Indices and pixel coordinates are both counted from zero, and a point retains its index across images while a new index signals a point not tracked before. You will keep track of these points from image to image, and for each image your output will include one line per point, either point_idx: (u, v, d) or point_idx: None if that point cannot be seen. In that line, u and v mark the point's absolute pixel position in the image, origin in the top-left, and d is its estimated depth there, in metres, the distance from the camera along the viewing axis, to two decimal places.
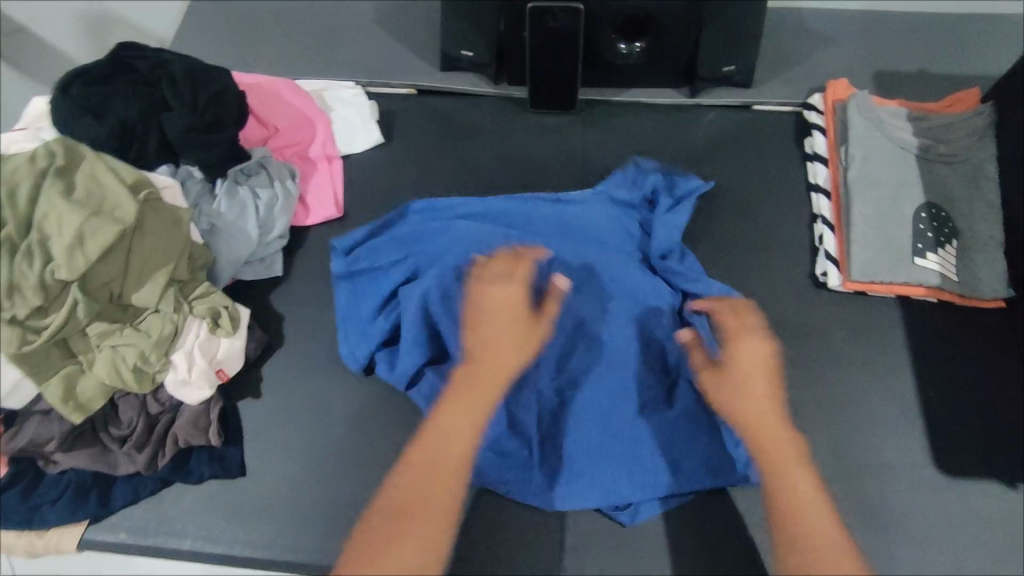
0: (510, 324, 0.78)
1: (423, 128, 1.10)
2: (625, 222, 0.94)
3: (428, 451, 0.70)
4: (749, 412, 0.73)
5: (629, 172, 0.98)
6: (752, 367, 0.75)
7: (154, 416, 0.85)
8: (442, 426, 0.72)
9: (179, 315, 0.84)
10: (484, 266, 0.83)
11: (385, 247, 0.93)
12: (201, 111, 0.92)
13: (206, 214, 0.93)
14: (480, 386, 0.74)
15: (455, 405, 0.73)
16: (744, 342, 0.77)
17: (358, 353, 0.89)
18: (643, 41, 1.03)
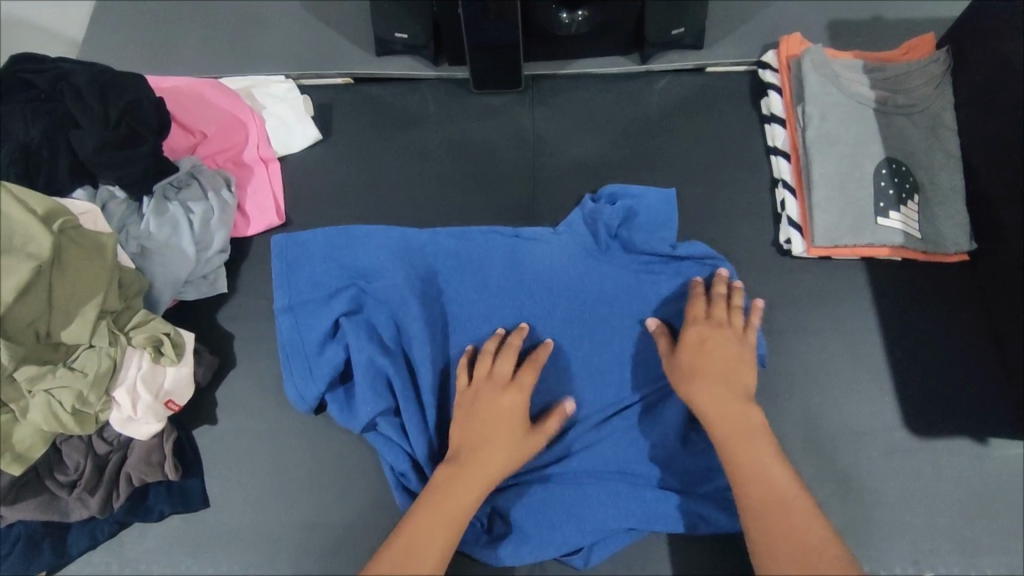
0: (514, 433, 0.75)
1: (362, 121, 1.04)
2: (590, 269, 0.88)
3: (405, 554, 0.66)
4: (711, 394, 0.72)
5: (587, 208, 0.90)
6: (712, 352, 0.75)
7: (103, 456, 0.81)
8: (424, 534, 0.68)
9: (117, 349, 0.79)
10: (487, 358, 0.80)
11: (331, 280, 0.86)
12: (114, 123, 0.85)
13: (134, 236, 0.87)
14: (466, 486, 0.72)
15: (443, 513, 0.70)
16: (699, 330, 0.77)
17: (307, 395, 0.83)
18: (586, 9, 0.97)
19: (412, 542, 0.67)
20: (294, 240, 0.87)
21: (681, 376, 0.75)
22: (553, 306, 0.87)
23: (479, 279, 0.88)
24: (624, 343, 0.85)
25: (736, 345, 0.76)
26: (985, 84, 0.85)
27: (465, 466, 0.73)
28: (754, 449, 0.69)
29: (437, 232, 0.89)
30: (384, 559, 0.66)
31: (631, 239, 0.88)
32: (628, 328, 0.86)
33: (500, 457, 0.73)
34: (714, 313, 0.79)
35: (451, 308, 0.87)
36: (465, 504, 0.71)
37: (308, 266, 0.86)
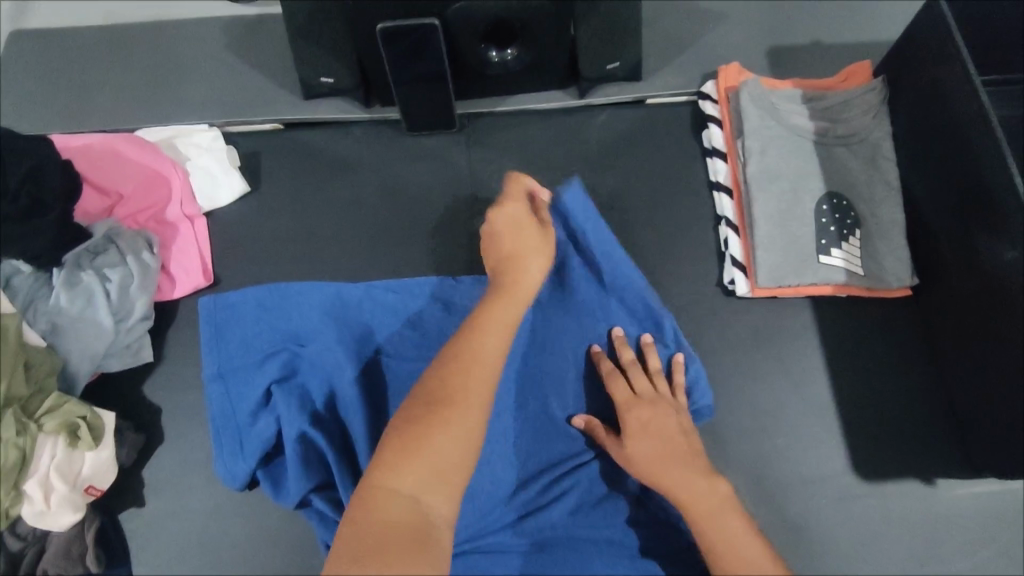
0: (533, 237, 0.75)
1: (293, 169, 1.00)
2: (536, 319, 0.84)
3: (471, 349, 0.64)
4: (664, 475, 0.68)
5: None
6: (654, 431, 0.72)
7: (16, 552, 0.76)
8: (483, 331, 0.65)
9: (25, 439, 0.74)
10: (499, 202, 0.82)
11: (260, 344, 0.81)
12: (14, 194, 0.79)
13: (44, 312, 0.83)
14: (510, 287, 0.71)
15: (496, 312, 0.68)
16: (635, 411, 0.74)
17: (237, 471, 0.79)
18: (515, 47, 0.93)
19: (473, 334, 0.65)
20: (221, 302, 0.82)
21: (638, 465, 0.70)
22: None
23: (414, 334, 0.85)
24: (567, 395, 0.83)
25: (670, 416, 0.74)
26: (923, 115, 0.84)
27: (507, 275, 0.72)
28: (730, 516, 0.63)
29: (370, 288, 0.85)
30: (450, 356, 0.63)
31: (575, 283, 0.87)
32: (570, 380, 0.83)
33: (529, 262, 0.73)
34: (639, 388, 0.77)
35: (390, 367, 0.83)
36: (511, 301, 0.69)
37: (236, 331, 0.82)
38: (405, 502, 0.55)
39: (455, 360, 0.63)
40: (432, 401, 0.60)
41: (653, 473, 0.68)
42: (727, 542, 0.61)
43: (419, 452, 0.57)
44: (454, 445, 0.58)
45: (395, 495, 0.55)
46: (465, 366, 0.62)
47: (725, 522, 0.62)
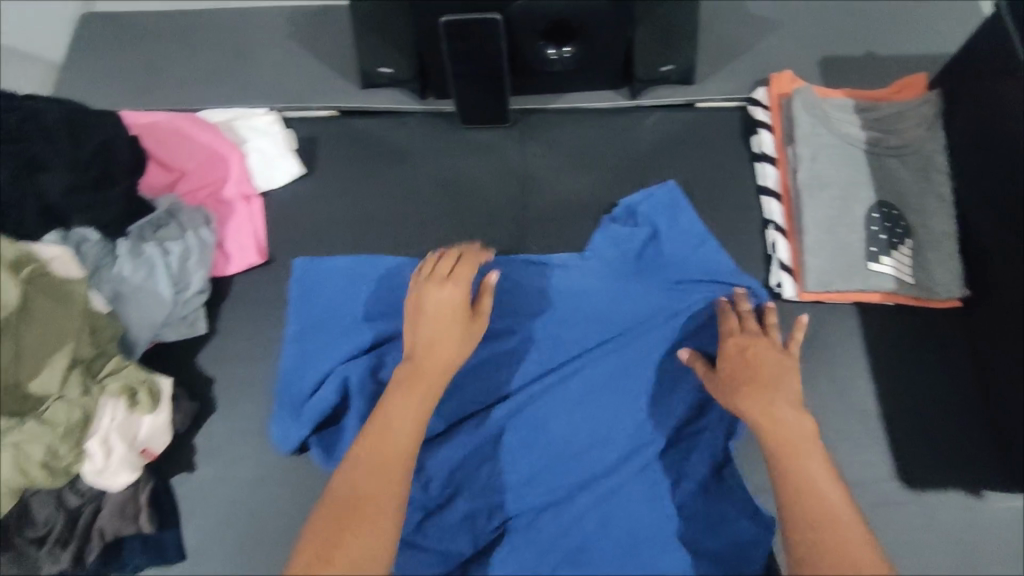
0: (459, 323, 0.75)
1: (348, 156, 1.03)
2: (620, 287, 0.88)
3: (380, 453, 0.67)
4: (755, 409, 0.71)
5: (609, 230, 0.90)
6: (755, 360, 0.75)
7: (74, 509, 0.79)
8: (395, 428, 0.69)
9: (88, 398, 0.78)
10: (428, 266, 0.80)
11: (353, 310, 0.88)
12: (86, 165, 0.83)
13: (108, 280, 0.85)
14: (424, 374, 0.72)
15: (403, 410, 0.70)
16: (737, 340, 0.78)
17: (292, 435, 0.82)
18: (572, 45, 0.95)
19: (382, 437, 0.68)
20: (316, 266, 0.90)
21: (732, 395, 0.74)
22: (570, 334, 0.86)
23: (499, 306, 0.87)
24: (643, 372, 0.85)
25: (774, 352, 0.76)
26: (981, 129, 0.84)
27: (418, 363, 0.73)
28: (815, 461, 0.66)
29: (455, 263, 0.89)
30: (358, 462, 0.66)
31: (660, 262, 0.90)
32: (644, 358, 0.85)
33: (454, 344, 0.74)
34: (748, 324, 0.79)
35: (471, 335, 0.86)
36: (428, 390, 0.72)
37: (322, 296, 0.88)
38: None
39: (362, 466, 0.66)
40: (342, 510, 0.63)
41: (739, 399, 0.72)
42: (808, 484, 0.65)
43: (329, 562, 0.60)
44: (364, 555, 0.61)
45: None
46: (377, 465, 0.66)
47: (810, 468, 0.66)
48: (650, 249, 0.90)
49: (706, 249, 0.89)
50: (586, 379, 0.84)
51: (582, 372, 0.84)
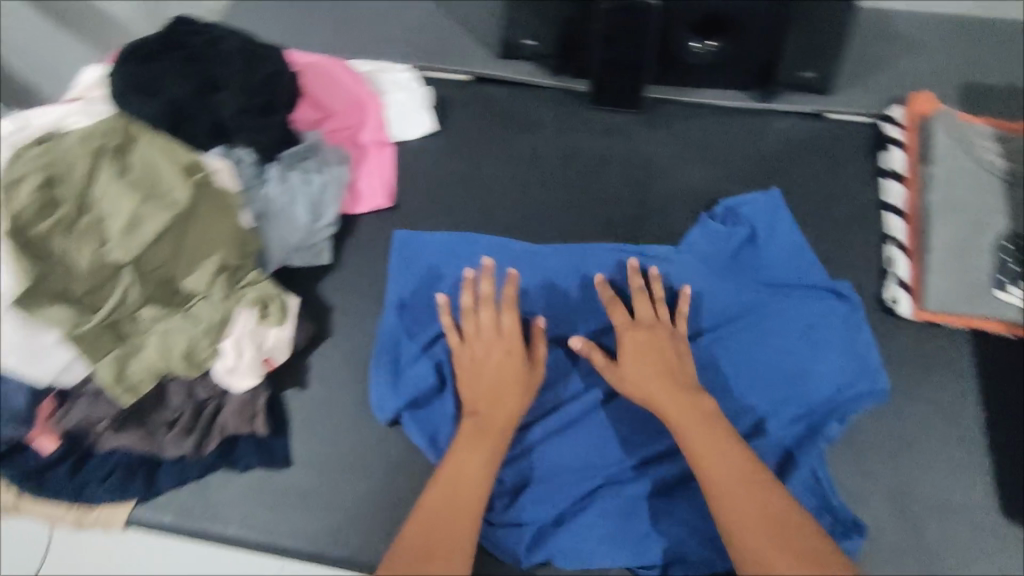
0: (516, 375, 0.82)
1: (478, 119, 1.07)
2: (724, 282, 0.92)
3: (450, 496, 0.74)
4: (648, 388, 0.79)
5: (709, 227, 0.95)
6: (651, 353, 0.82)
7: (201, 402, 0.85)
8: (461, 481, 0.75)
9: (229, 303, 0.83)
10: (472, 318, 0.86)
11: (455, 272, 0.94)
12: (255, 92, 0.89)
13: (257, 198, 0.90)
14: (488, 431, 0.79)
15: (470, 457, 0.77)
16: (630, 334, 0.83)
17: (387, 405, 0.86)
18: (719, 40, 0.99)
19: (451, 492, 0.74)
20: (415, 238, 0.96)
21: (623, 381, 0.82)
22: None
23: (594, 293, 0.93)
24: (741, 362, 0.88)
25: (666, 340, 0.83)
26: None
27: (481, 421, 0.80)
28: (710, 428, 0.75)
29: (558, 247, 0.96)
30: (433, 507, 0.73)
31: (757, 264, 0.94)
32: (743, 348, 0.89)
33: (514, 398, 0.81)
34: (640, 313, 0.85)
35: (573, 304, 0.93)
36: (491, 445, 0.78)
37: (423, 263, 0.95)
38: None
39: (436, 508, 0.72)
40: (421, 546, 0.69)
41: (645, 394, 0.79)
42: (706, 451, 0.74)
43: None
44: None
45: None
46: (447, 517, 0.72)
47: (705, 433, 0.75)
48: (746, 251, 0.95)
49: (809, 258, 0.93)
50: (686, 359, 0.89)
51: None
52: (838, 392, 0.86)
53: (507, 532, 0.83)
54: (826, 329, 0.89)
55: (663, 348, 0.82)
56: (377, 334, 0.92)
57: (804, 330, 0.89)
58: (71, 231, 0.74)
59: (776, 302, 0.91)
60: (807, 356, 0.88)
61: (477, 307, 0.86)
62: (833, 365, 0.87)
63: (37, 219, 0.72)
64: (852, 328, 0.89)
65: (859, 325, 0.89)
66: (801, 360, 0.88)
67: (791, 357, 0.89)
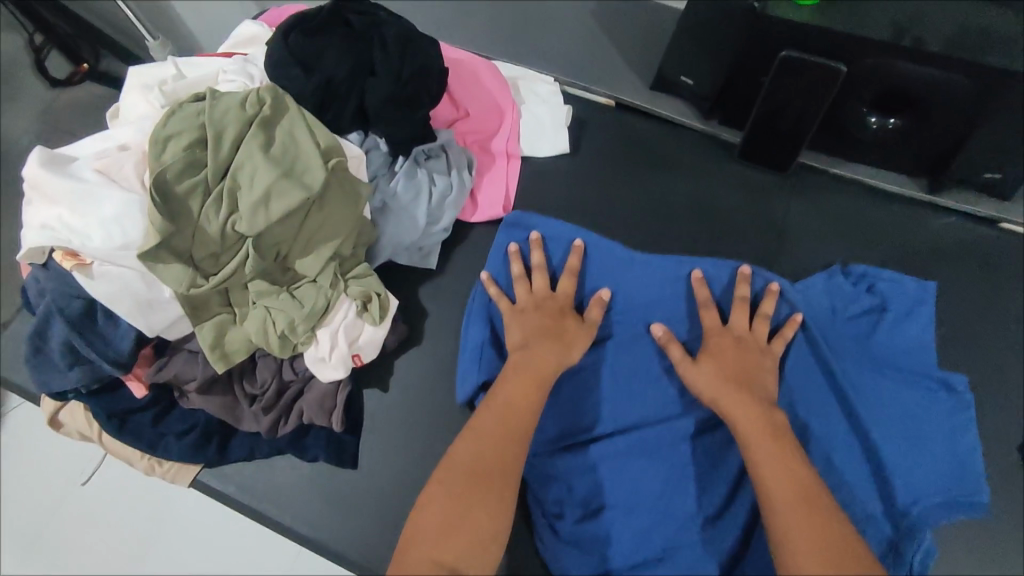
0: (569, 318, 0.83)
1: (612, 148, 1.02)
2: (842, 330, 0.85)
3: (501, 424, 0.71)
4: (720, 395, 0.73)
5: (834, 280, 0.87)
6: (740, 358, 0.77)
7: (285, 382, 0.84)
8: (509, 405, 0.73)
9: (334, 292, 0.82)
10: (525, 281, 0.86)
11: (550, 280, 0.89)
12: (404, 82, 0.87)
13: (382, 191, 0.90)
14: (537, 365, 0.77)
15: (519, 389, 0.74)
16: (716, 338, 0.79)
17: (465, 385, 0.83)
18: (900, 118, 0.89)
19: (501, 414, 0.72)
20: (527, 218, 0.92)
21: (696, 382, 0.76)
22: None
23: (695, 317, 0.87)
24: (839, 442, 0.79)
25: (753, 350, 0.78)
26: None
27: (530, 356, 0.78)
28: (773, 425, 0.70)
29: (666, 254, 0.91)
30: (481, 434, 0.70)
31: (877, 334, 0.85)
32: (846, 429, 0.80)
33: (568, 342, 0.80)
34: (733, 323, 0.81)
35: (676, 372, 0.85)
36: (540, 380, 0.76)
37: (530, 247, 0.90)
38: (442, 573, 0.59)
39: (482, 436, 0.70)
40: (464, 473, 0.66)
41: (713, 394, 0.74)
42: (771, 472, 0.66)
43: (461, 535, 0.62)
44: (480, 519, 0.63)
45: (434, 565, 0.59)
46: (490, 437, 0.70)
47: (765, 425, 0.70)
48: (869, 318, 0.86)
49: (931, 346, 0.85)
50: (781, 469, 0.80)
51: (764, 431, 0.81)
52: (929, 496, 0.77)
53: (570, 549, 0.79)
54: (936, 429, 0.81)
55: (751, 341, 0.79)
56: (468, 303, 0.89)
57: (904, 417, 0.81)
58: (208, 196, 0.75)
59: (882, 380, 0.82)
60: (918, 457, 0.79)
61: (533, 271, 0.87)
62: (932, 461, 0.79)
63: (179, 178, 0.74)
64: (960, 432, 0.81)
65: (965, 425, 0.81)
66: (912, 459, 0.79)
67: (896, 446, 0.80)
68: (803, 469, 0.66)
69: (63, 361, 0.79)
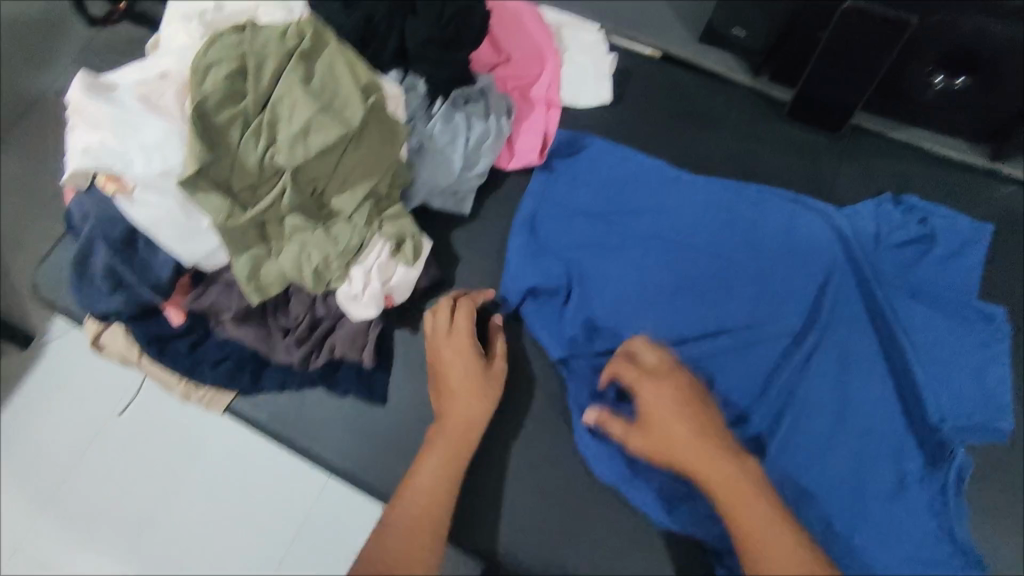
0: (466, 369, 0.79)
1: (656, 100, 0.99)
2: (885, 255, 0.86)
3: (414, 519, 0.70)
4: (673, 450, 0.70)
5: (882, 206, 0.88)
6: (668, 424, 0.70)
7: (318, 317, 0.85)
8: (421, 482, 0.73)
9: (368, 231, 0.82)
10: (432, 321, 0.82)
11: (595, 204, 0.93)
12: (445, 23, 0.89)
13: (420, 133, 0.89)
14: (447, 447, 0.76)
15: (433, 472, 0.74)
16: (648, 386, 0.73)
17: (511, 292, 0.88)
18: (968, 78, 0.86)
19: (414, 489, 0.72)
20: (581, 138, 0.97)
21: (648, 445, 0.71)
22: (797, 278, 0.85)
23: (751, 236, 0.89)
24: (866, 371, 0.81)
25: (680, 393, 0.72)
26: None
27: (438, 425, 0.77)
28: (725, 470, 0.68)
29: (713, 177, 0.94)
30: (393, 529, 0.69)
31: (920, 263, 0.85)
32: (874, 364, 0.81)
33: (461, 397, 0.78)
34: (645, 359, 0.76)
35: (711, 328, 0.85)
36: (452, 458, 0.75)
37: (582, 170, 0.95)
38: None
39: (395, 533, 0.69)
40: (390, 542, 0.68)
41: (657, 450, 0.70)
42: (753, 530, 0.64)
43: None
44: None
45: None
46: (406, 510, 0.71)
47: (719, 474, 0.67)
48: (914, 248, 0.86)
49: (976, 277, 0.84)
50: (806, 436, 0.80)
51: (792, 354, 0.82)
52: (955, 418, 0.78)
53: (606, 451, 0.81)
54: (968, 357, 0.80)
55: (689, 392, 0.72)
56: (518, 212, 0.93)
57: (936, 344, 0.81)
58: (247, 127, 0.75)
59: (918, 308, 0.83)
60: (950, 388, 0.79)
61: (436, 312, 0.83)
62: (962, 392, 0.79)
63: (218, 108, 0.74)
64: (993, 361, 0.80)
65: (998, 356, 0.80)
66: (946, 391, 0.79)
67: (929, 371, 0.80)
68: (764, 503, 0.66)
69: (104, 285, 0.81)
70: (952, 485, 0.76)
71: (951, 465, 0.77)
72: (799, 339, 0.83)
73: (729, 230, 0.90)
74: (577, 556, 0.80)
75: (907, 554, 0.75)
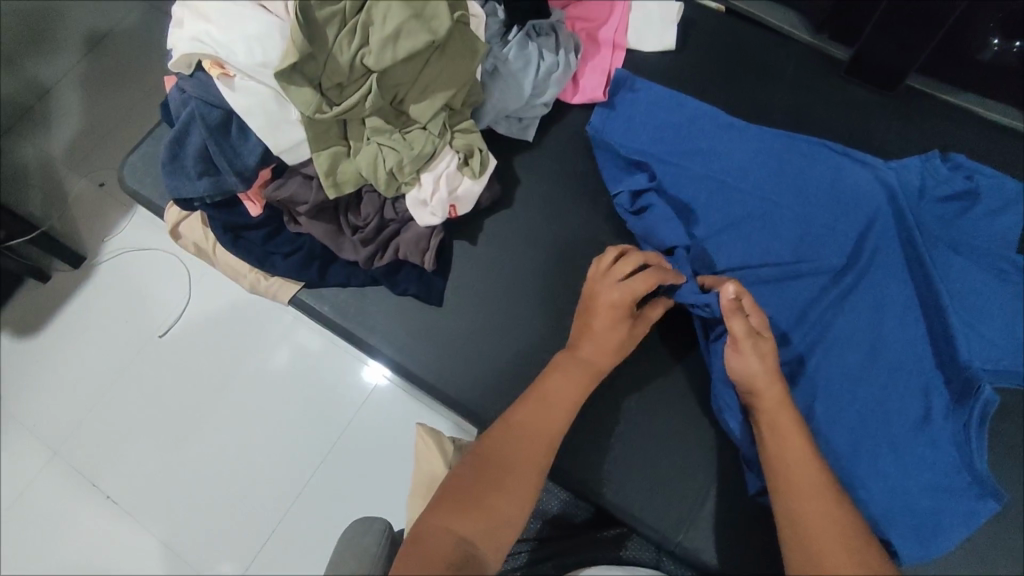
0: (620, 324, 0.78)
1: (717, 49, 1.03)
2: (928, 209, 0.89)
3: (524, 442, 0.71)
4: (762, 386, 0.74)
5: (930, 162, 0.90)
6: (767, 348, 0.75)
7: (386, 220, 0.92)
8: (543, 409, 0.74)
9: (441, 141, 0.88)
10: (603, 265, 0.82)
11: (653, 140, 0.96)
12: None
13: (494, 56, 0.94)
14: (576, 381, 0.76)
15: (566, 390, 0.76)
16: (758, 318, 0.77)
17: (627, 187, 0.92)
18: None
19: (535, 414, 0.73)
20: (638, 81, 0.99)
21: (750, 364, 0.74)
22: (839, 221, 0.89)
23: (796, 182, 0.91)
24: (899, 312, 0.85)
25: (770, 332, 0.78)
26: None
27: (569, 361, 0.78)
28: (812, 476, 0.67)
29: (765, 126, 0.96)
30: (517, 428, 0.72)
31: (962, 217, 0.88)
32: (909, 307, 0.85)
33: (606, 342, 0.78)
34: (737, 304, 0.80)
35: (754, 264, 0.88)
36: (577, 394, 0.76)
37: (643, 104, 0.98)
38: (454, 538, 0.63)
39: (519, 431, 0.72)
40: (498, 464, 0.69)
41: (751, 378, 0.74)
42: (820, 540, 0.63)
43: (482, 505, 0.66)
44: (506, 502, 0.67)
45: (451, 533, 0.63)
46: (521, 435, 0.71)
47: (802, 454, 0.69)
48: (956, 203, 0.89)
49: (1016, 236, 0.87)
50: (839, 366, 0.84)
51: (830, 290, 0.86)
52: (983, 361, 0.82)
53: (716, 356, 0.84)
54: (999, 308, 0.84)
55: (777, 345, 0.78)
56: (603, 124, 0.97)
57: (971, 293, 0.85)
58: (343, 26, 0.81)
59: (957, 258, 0.86)
60: (981, 336, 0.83)
61: (620, 260, 0.81)
62: (992, 338, 0.83)
63: (321, 4, 0.79)
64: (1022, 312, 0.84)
65: None
66: (976, 340, 0.83)
67: (961, 320, 0.83)
68: (809, 447, 0.70)
69: (194, 169, 0.86)
70: (975, 421, 0.80)
71: (976, 402, 0.80)
72: (838, 277, 0.87)
73: (779, 173, 0.92)
74: (612, 458, 0.85)
75: (926, 478, 0.79)
